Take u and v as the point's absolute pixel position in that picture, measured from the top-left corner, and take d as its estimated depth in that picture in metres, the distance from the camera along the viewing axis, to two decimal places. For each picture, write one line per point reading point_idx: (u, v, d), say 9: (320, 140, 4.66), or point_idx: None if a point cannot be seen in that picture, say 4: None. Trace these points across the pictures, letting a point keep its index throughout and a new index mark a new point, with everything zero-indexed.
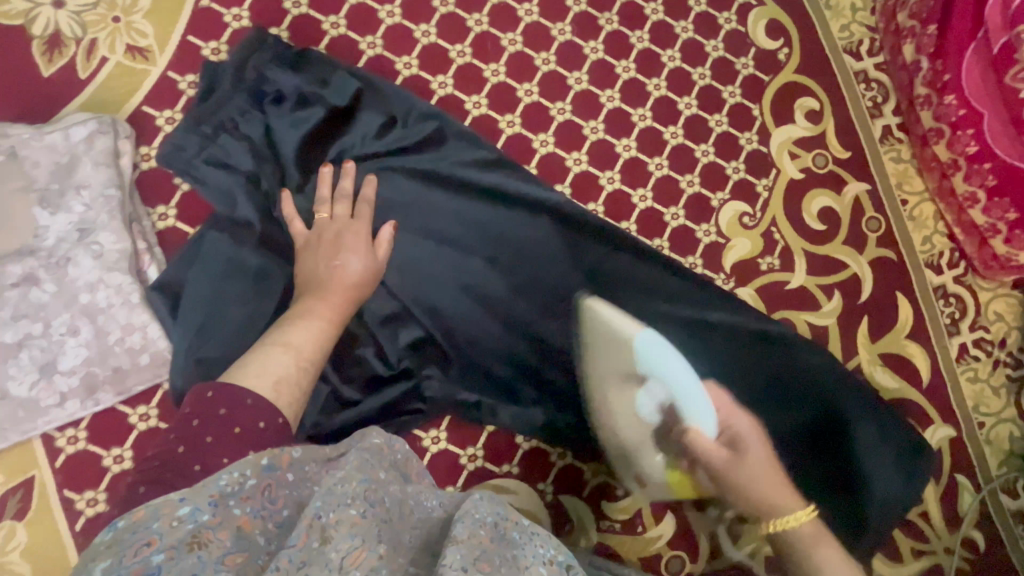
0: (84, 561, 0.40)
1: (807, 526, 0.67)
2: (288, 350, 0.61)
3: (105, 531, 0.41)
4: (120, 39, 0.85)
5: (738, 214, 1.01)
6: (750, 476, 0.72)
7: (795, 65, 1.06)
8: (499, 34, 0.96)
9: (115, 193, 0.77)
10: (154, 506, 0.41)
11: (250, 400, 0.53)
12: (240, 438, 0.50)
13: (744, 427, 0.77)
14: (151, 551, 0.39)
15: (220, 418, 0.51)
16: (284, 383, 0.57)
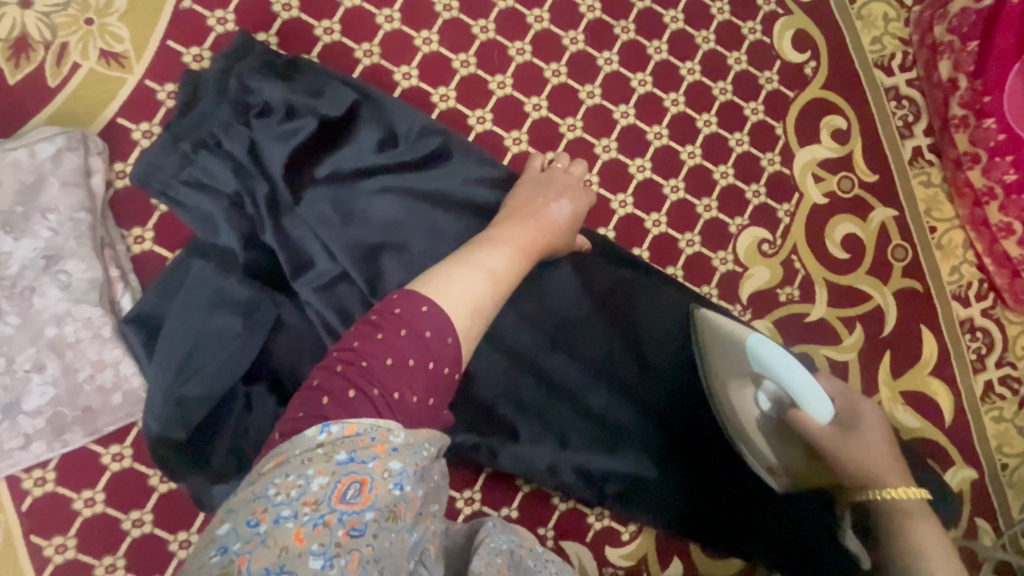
0: (296, 449, 0.42)
1: (911, 505, 0.62)
2: (486, 274, 0.55)
3: (320, 431, 0.42)
4: (93, 44, 0.78)
5: (757, 241, 0.94)
6: (876, 453, 0.67)
7: (822, 80, 0.99)
8: (506, 43, 0.89)
9: (84, 216, 0.70)
10: (374, 434, 0.42)
11: (425, 308, 0.48)
12: (414, 371, 0.46)
13: (869, 416, 0.72)
14: (364, 501, 0.40)
15: (418, 338, 0.46)
16: (478, 312, 0.51)
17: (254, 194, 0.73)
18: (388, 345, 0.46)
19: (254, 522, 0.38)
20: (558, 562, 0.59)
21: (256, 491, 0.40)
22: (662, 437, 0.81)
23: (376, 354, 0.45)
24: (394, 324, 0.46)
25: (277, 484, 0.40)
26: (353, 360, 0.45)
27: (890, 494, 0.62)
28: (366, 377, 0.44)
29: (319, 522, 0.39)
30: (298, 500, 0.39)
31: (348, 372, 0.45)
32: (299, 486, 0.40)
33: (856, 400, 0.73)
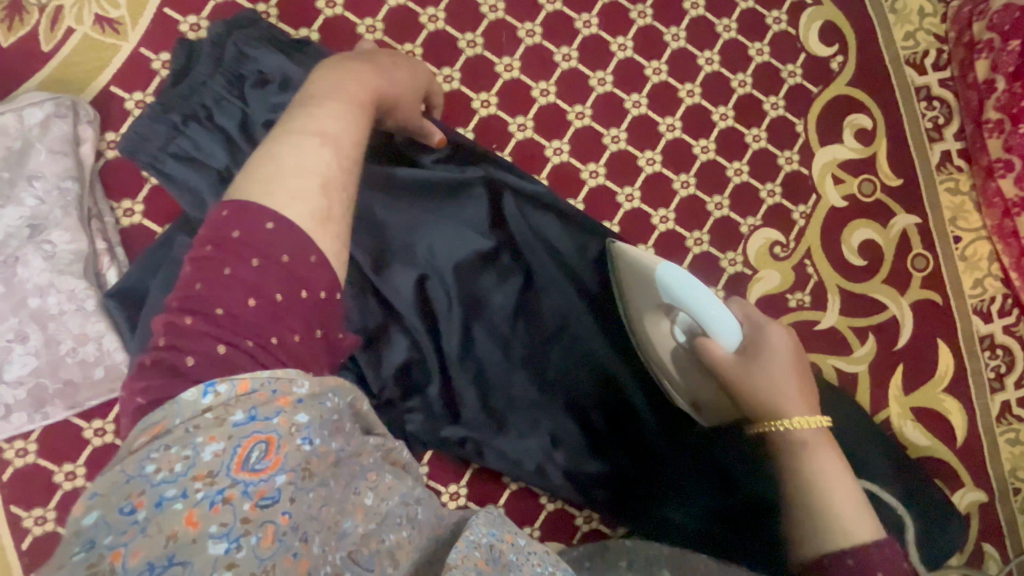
0: (175, 418, 0.38)
1: (815, 437, 0.60)
2: (326, 142, 0.50)
3: (201, 395, 0.38)
4: (89, 9, 0.76)
5: (769, 243, 0.90)
6: (773, 380, 0.63)
7: (848, 76, 0.94)
8: (516, 23, 0.85)
9: (72, 185, 0.69)
10: (273, 387, 0.40)
11: (271, 226, 0.44)
12: (287, 306, 0.42)
13: (775, 339, 0.65)
14: (273, 465, 0.38)
15: (276, 266, 0.43)
16: (330, 187, 0.48)
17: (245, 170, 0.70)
18: (242, 281, 0.41)
19: (130, 507, 0.35)
20: (542, 552, 0.51)
21: (131, 471, 0.36)
22: (661, 441, 0.78)
23: (234, 297, 0.41)
24: (242, 255, 0.42)
25: (156, 462, 0.36)
26: (206, 311, 0.41)
27: (793, 427, 0.61)
28: (229, 326, 0.41)
29: (217, 499, 0.35)
30: (187, 473, 0.36)
31: (210, 327, 0.40)
32: (185, 458, 0.36)
33: (762, 321, 0.67)
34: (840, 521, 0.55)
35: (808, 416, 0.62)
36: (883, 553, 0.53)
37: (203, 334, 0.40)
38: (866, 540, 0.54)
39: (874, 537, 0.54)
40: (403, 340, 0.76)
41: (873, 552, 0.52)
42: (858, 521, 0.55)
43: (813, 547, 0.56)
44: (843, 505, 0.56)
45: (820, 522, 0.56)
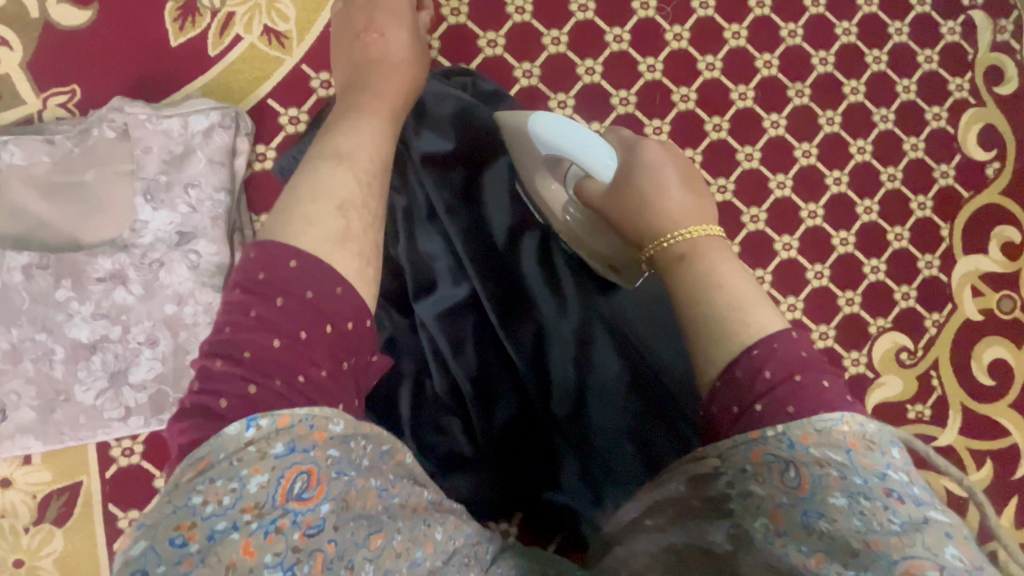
0: (219, 453, 0.37)
1: (704, 245, 0.55)
2: (342, 161, 0.50)
3: (245, 427, 0.37)
4: (259, 19, 0.75)
5: (896, 347, 0.86)
6: (656, 187, 0.61)
7: (1003, 185, 0.89)
8: (672, 87, 0.83)
9: (224, 197, 0.68)
10: (311, 422, 0.39)
11: (294, 263, 0.42)
12: (313, 342, 0.41)
13: (650, 156, 0.64)
14: (317, 494, 0.38)
15: (301, 303, 0.41)
16: (347, 206, 0.47)
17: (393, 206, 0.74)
18: (269, 321, 0.41)
19: (181, 540, 0.34)
20: None
21: (179, 501, 0.35)
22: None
23: (260, 340, 0.40)
24: (268, 296, 0.41)
25: (203, 494, 0.35)
26: (235, 354, 0.40)
27: (670, 238, 0.57)
28: (255, 367, 0.39)
29: (271, 529, 0.36)
30: (235, 506, 0.35)
31: (239, 369, 0.39)
32: (232, 491, 0.36)
33: (637, 142, 0.67)
34: (722, 328, 0.49)
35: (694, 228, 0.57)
36: (766, 356, 0.46)
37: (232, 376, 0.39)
38: (746, 345, 0.47)
39: (761, 336, 0.47)
40: (512, 397, 0.73)
41: (754, 357, 0.46)
42: (756, 318, 0.49)
43: (712, 368, 0.49)
44: (725, 303, 0.50)
45: (703, 336, 0.50)
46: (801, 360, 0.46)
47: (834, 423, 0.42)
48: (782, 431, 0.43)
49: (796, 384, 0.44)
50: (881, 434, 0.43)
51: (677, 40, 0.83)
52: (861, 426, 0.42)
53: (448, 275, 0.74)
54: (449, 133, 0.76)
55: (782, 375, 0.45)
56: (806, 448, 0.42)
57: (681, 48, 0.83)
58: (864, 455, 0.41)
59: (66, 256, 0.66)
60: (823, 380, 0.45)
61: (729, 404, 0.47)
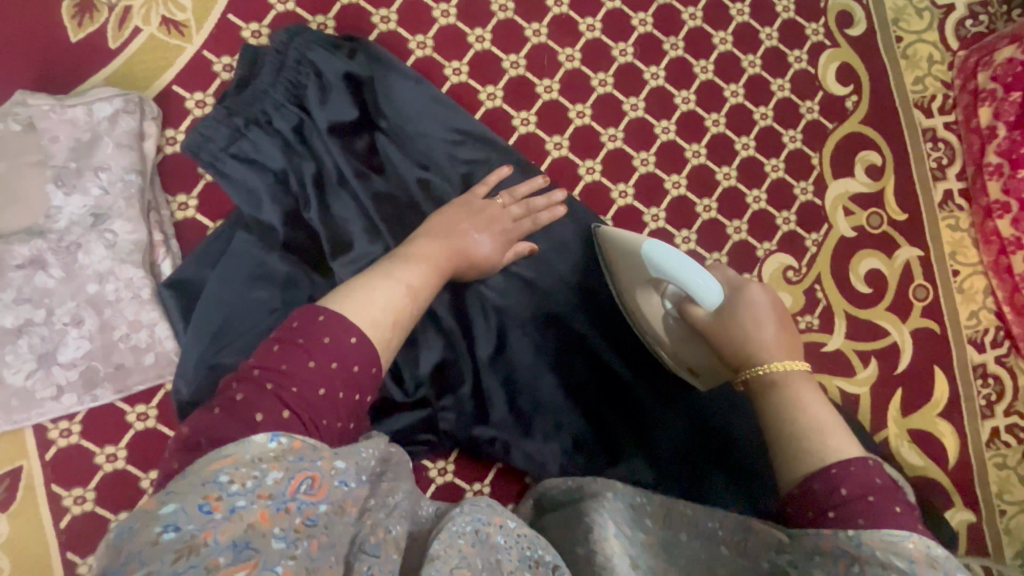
0: (245, 453, 0.42)
1: (794, 377, 0.59)
2: (409, 291, 0.58)
3: (269, 439, 0.43)
4: (156, 11, 0.79)
5: (783, 267, 0.95)
6: (749, 323, 0.64)
7: (861, 114, 1.00)
8: (557, 49, 0.90)
9: (135, 178, 0.72)
10: (317, 447, 0.45)
11: (354, 340, 0.49)
12: (342, 403, 0.48)
13: (755, 298, 0.66)
14: (319, 494, 0.43)
15: (346, 373, 0.48)
16: (399, 324, 0.55)
17: (302, 174, 0.75)
18: (322, 372, 0.47)
19: (208, 507, 0.38)
20: (531, 535, 0.55)
21: (205, 477, 0.40)
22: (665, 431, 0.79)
23: (309, 383, 0.46)
24: (324, 355, 0.48)
25: (229, 476, 0.40)
26: (283, 382, 0.46)
27: (764, 369, 0.60)
28: (298, 401, 0.46)
29: (282, 506, 0.40)
30: (252, 491, 0.40)
31: (280, 394, 0.45)
32: (254, 477, 0.41)
33: (744, 284, 0.68)
34: (802, 446, 0.53)
35: (783, 360, 0.61)
36: (845, 476, 0.50)
37: (270, 397, 0.45)
38: (824, 464, 0.51)
39: (840, 459, 0.51)
40: (440, 344, 0.80)
41: (832, 476, 0.50)
42: (836, 444, 0.53)
43: (788, 476, 0.53)
44: (810, 426, 0.54)
45: (798, 448, 0.54)
46: (878, 486, 0.49)
47: (901, 538, 0.45)
48: (853, 534, 0.46)
49: (868, 505, 0.48)
50: (949, 558, 0.44)
51: (558, 6, 0.91)
52: (928, 546, 0.45)
53: (364, 234, 0.75)
54: (351, 101, 0.78)
55: (857, 495, 0.49)
56: (872, 550, 0.45)
57: (562, 12, 0.91)
58: (927, 570, 0.43)
59: None
60: (896, 504, 0.48)
61: (805, 505, 0.51)
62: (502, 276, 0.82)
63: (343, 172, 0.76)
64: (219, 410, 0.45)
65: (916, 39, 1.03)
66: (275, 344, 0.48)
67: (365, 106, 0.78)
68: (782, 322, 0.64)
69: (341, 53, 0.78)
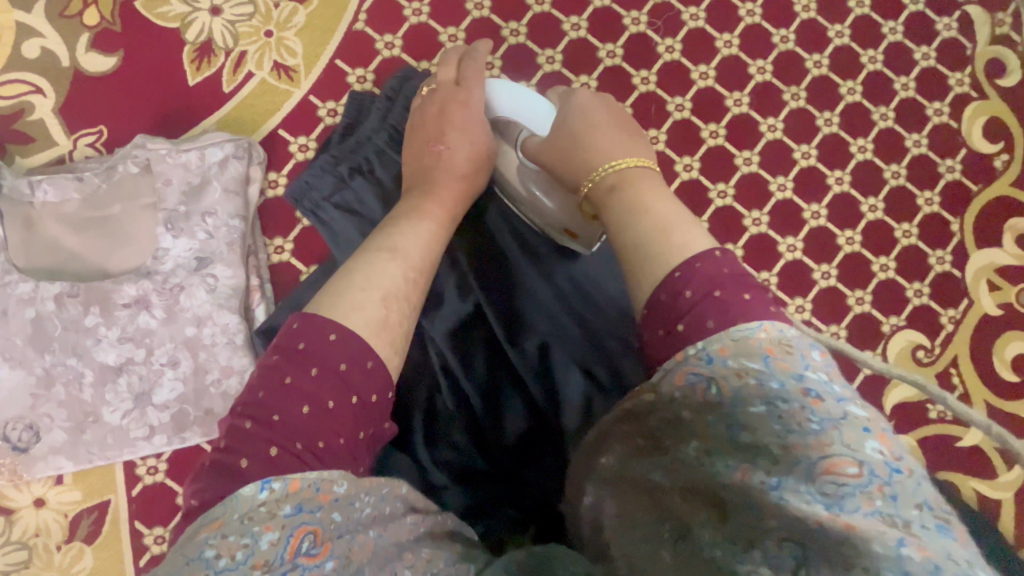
0: (233, 513, 0.38)
1: (634, 170, 0.55)
2: (396, 255, 0.55)
3: (258, 490, 0.39)
4: (268, 56, 0.80)
5: (911, 345, 0.84)
6: (586, 133, 0.61)
7: (1013, 176, 0.87)
8: (666, 97, 0.84)
9: (239, 224, 0.72)
10: (318, 486, 0.40)
11: (333, 337, 0.45)
12: (335, 415, 0.43)
13: (583, 101, 0.66)
14: (323, 551, 0.38)
15: (334, 375, 0.44)
16: (391, 298, 0.52)
17: None
18: (301, 390, 0.43)
19: None
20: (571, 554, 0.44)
21: (192, 552, 0.36)
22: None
23: (289, 406, 0.42)
24: (304, 364, 0.44)
25: (217, 546, 0.36)
26: (264, 417, 0.42)
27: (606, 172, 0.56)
28: (283, 431, 0.42)
29: None
30: (245, 563, 0.36)
31: (265, 431, 0.42)
32: (245, 546, 0.37)
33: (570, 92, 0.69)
34: (649, 251, 0.45)
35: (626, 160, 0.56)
36: (688, 276, 0.42)
37: (258, 439, 0.41)
38: (668, 270, 0.43)
39: (685, 255, 0.43)
40: (520, 406, 0.68)
41: (676, 280, 0.42)
42: (680, 239, 0.45)
43: (641, 286, 0.45)
44: (650, 227, 0.47)
45: (636, 260, 0.46)
46: (723, 276, 0.41)
47: (750, 331, 0.38)
48: (701, 348, 0.39)
49: (715, 301, 0.40)
50: (801, 336, 0.39)
51: (669, 52, 0.85)
52: (779, 331, 0.38)
53: (455, 291, 0.75)
54: None
55: (704, 295, 0.40)
56: (725, 361, 0.38)
57: (674, 59, 0.85)
58: (782, 359, 0.37)
59: (94, 285, 0.70)
60: (744, 292, 0.40)
61: (654, 326, 0.42)
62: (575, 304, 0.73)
63: None
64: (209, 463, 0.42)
65: None
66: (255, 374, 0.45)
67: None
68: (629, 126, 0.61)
69: None
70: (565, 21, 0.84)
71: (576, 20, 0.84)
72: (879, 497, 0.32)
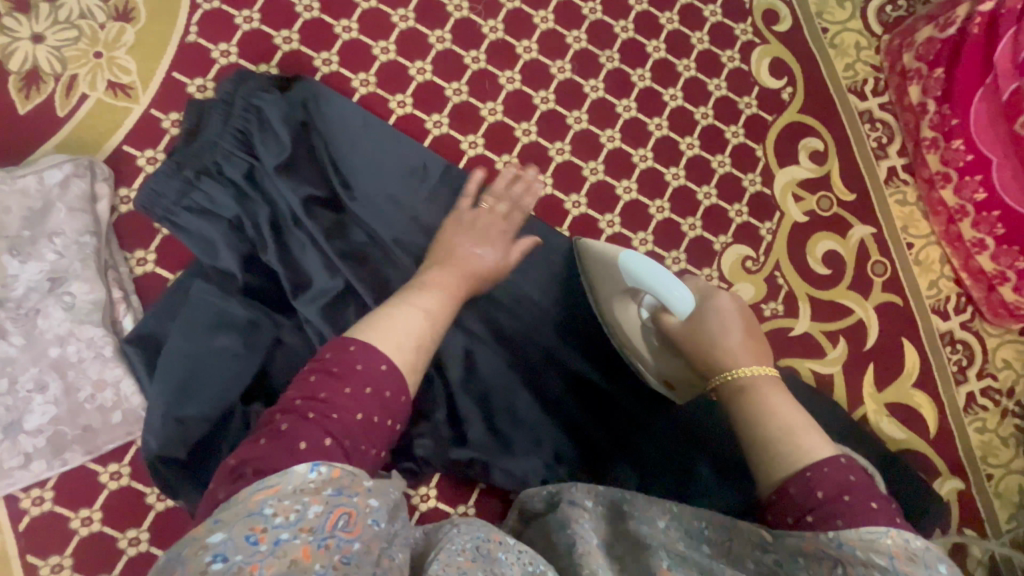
0: (288, 484, 0.44)
1: (759, 380, 0.61)
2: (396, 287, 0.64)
3: (309, 469, 0.45)
4: (101, 76, 0.82)
5: (741, 258, 0.98)
6: (719, 327, 0.67)
7: (798, 105, 1.04)
8: (497, 72, 0.93)
9: (90, 240, 0.74)
10: (354, 476, 0.46)
11: (353, 348, 0.52)
12: (369, 402, 0.50)
13: (721, 307, 0.68)
14: (354, 534, 0.43)
15: (369, 374, 0.51)
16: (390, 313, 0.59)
17: (256, 218, 0.76)
18: (348, 388, 0.50)
19: (254, 539, 0.40)
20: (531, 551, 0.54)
21: (252, 507, 0.42)
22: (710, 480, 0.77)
23: (346, 407, 0.49)
24: (342, 374, 0.51)
25: (274, 508, 0.42)
26: (323, 414, 0.48)
27: (730, 374, 0.63)
28: (341, 429, 0.48)
29: (321, 545, 0.41)
30: (295, 524, 0.41)
31: (323, 423, 0.48)
32: (296, 510, 0.42)
33: (712, 291, 0.71)
34: (778, 451, 0.54)
35: (751, 366, 0.63)
36: (819, 479, 0.51)
37: (314, 428, 0.47)
38: (797, 468, 0.52)
39: (812, 461, 0.52)
40: None
41: (808, 479, 0.51)
42: (807, 443, 0.54)
43: (769, 481, 0.54)
44: (778, 430, 0.56)
45: (771, 451, 0.55)
46: (854, 484, 0.50)
47: (879, 535, 0.46)
48: (833, 536, 0.47)
49: (846, 504, 0.49)
50: (927, 549, 0.46)
51: (493, 32, 0.94)
52: (906, 540, 0.46)
53: (322, 270, 0.76)
54: (288, 139, 0.79)
55: (832, 497, 0.49)
56: (852, 549, 0.46)
57: (498, 37, 0.94)
58: (906, 563, 0.44)
59: None
60: (872, 502, 0.49)
61: (783, 513, 0.52)
62: None
63: (293, 210, 0.77)
64: (264, 441, 0.47)
65: (841, 28, 1.08)
66: (311, 377, 0.51)
67: (314, 154, 0.81)
68: (755, 331, 0.67)
69: (282, 95, 0.81)
70: (392, 14, 0.91)
71: (403, 13, 0.92)
72: None
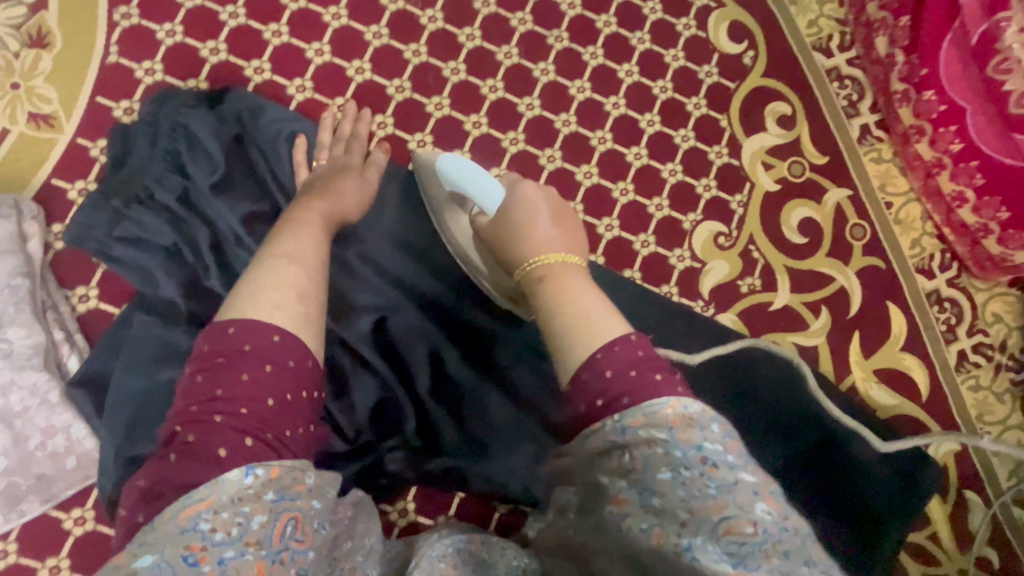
0: (221, 495, 0.39)
1: (557, 267, 0.56)
2: (295, 261, 0.56)
3: (243, 474, 0.40)
4: (22, 108, 0.78)
5: (713, 234, 0.94)
6: (525, 221, 0.62)
7: (761, 68, 0.99)
8: (440, 64, 0.89)
9: (22, 282, 0.70)
10: (295, 476, 0.42)
11: (231, 329, 0.46)
12: (277, 378, 0.45)
13: (527, 194, 0.64)
14: (305, 541, 0.41)
15: (269, 346, 0.46)
16: (305, 296, 0.53)
17: (194, 241, 0.73)
18: (252, 380, 0.44)
19: (194, 559, 0.37)
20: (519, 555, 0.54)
21: (185, 523, 0.38)
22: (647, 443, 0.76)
23: (255, 398, 0.43)
24: (237, 352, 0.45)
25: (211, 520, 0.38)
26: (230, 410, 0.43)
27: (533, 263, 0.58)
28: (253, 422, 0.43)
29: (276, 557, 0.39)
30: (239, 539, 0.38)
31: (234, 422, 0.42)
32: (238, 523, 0.39)
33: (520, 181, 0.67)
34: (572, 337, 0.49)
35: (553, 253, 0.58)
36: (607, 357, 0.46)
37: (228, 430, 0.42)
38: (588, 352, 0.47)
39: (602, 342, 0.47)
40: (371, 380, 0.78)
41: (596, 362, 0.45)
42: (600, 325, 0.48)
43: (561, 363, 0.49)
44: (569, 317, 0.50)
45: (559, 337, 0.50)
46: (639, 358, 0.45)
47: (660, 407, 0.42)
48: (617, 420, 0.43)
49: (631, 380, 0.44)
50: (704, 411, 0.43)
51: (432, 22, 0.90)
52: (683, 406, 0.42)
53: None
54: (221, 156, 0.76)
55: (619, 374, 0.44)
56: (636, 431, 0.42)
57: (438, 27, 0.90)
58: (685, 431, 0.41)
59: None
60: (655, 373, 0.44)
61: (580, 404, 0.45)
62: (396, 279, 0.81)
63: (233, 229, 0.74)
64: (176, 456, 0.42)
65: None
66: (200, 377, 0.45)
67: (251, 168, 0.77)
68: (569, 222, 0.62)
69: (210, 111, 0.77)
70: (324, 13, 0.87)
71: (335, 10, 0.87)
72: (776, 555, 0.38)
